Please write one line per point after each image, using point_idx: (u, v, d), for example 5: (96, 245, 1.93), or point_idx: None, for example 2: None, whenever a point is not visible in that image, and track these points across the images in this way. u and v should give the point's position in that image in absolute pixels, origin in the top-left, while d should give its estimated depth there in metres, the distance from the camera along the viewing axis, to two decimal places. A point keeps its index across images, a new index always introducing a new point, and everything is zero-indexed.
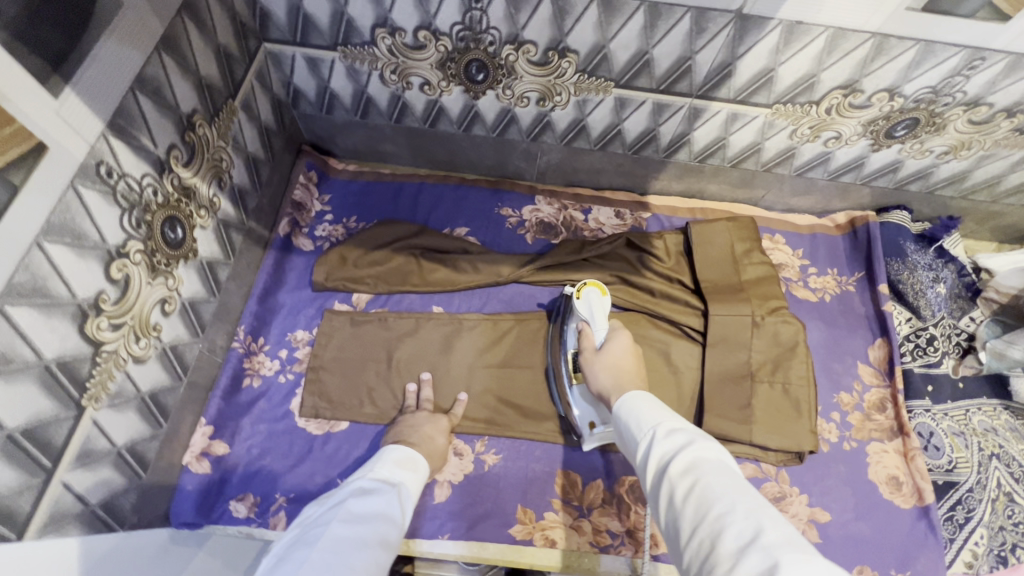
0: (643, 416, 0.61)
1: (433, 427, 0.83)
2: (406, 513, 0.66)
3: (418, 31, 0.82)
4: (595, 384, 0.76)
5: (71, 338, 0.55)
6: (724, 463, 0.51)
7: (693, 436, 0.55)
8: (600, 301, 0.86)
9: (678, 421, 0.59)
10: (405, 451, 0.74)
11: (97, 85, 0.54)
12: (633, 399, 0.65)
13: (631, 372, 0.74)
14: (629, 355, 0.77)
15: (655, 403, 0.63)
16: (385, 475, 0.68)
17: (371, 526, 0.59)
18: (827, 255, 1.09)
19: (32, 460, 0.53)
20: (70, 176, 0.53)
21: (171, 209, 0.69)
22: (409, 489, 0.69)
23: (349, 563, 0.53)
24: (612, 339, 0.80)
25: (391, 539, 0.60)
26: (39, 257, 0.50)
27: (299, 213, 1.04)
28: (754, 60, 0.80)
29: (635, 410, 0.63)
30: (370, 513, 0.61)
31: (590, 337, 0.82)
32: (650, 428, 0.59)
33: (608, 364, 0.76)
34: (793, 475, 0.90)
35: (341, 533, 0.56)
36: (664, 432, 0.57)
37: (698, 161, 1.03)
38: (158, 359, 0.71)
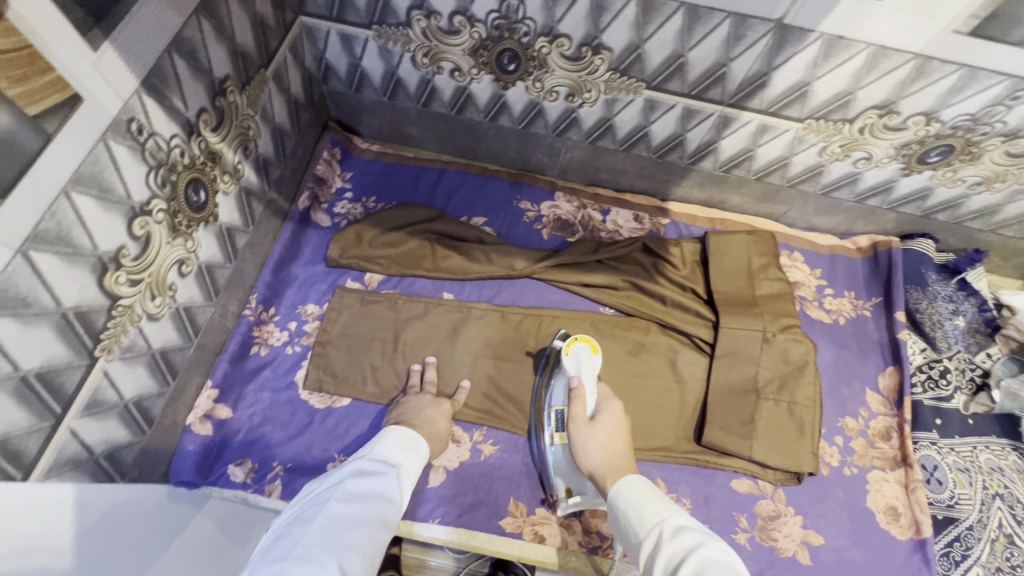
0: (648, 511, 0.62)
1: (435, 410, 0.84)
2: (405, 493, 0.67)
3: (454, 16, 0.81)
4: (588, 463, 0.75)
5: (89, 289, 0.56)
6: (730, 564, 0.52)
7: (702, 536, 0.55)
8: (589, 359, 0.87)
9: (682, 518, 0.60)
10: (405, 432, 0.74)
11: (135, 42, 0.55)
12: (632, 486, 0.67)
13: (623, 451, 0.76)
14: (619, 428, 0.79)
15: (656, 495, 0.65)
16: (385, 455, 0.69)
17: (369, 505, 0.60)
18: (845, 277, 1.07)
19: (43, 403, 0.54)
20: (102, 130, 0.53)
21: (196, 171, 0.69)
22: (409, 470, 0.70)
23: (346, 541, 0.54)
24: (605, 409, 0.81)
25: (388, 519, 0.61)
26: (65, 207, 0.51)
27: (319, 189, 1.05)
28: (790, 72, 0.79)
29: (637, 501, 0.64)
30: (368, 493, 0.62)
31: (582, 400, 0.81)
32: (655, 525, 0.60)
33: (603, 443, 0.76)
34: (790, 494, 0.89)
35: (339, 511, 0.57)
36: (671, 529, 0.58)
37: (723, 171, 1.02)
38: (171, 319, 0.72)
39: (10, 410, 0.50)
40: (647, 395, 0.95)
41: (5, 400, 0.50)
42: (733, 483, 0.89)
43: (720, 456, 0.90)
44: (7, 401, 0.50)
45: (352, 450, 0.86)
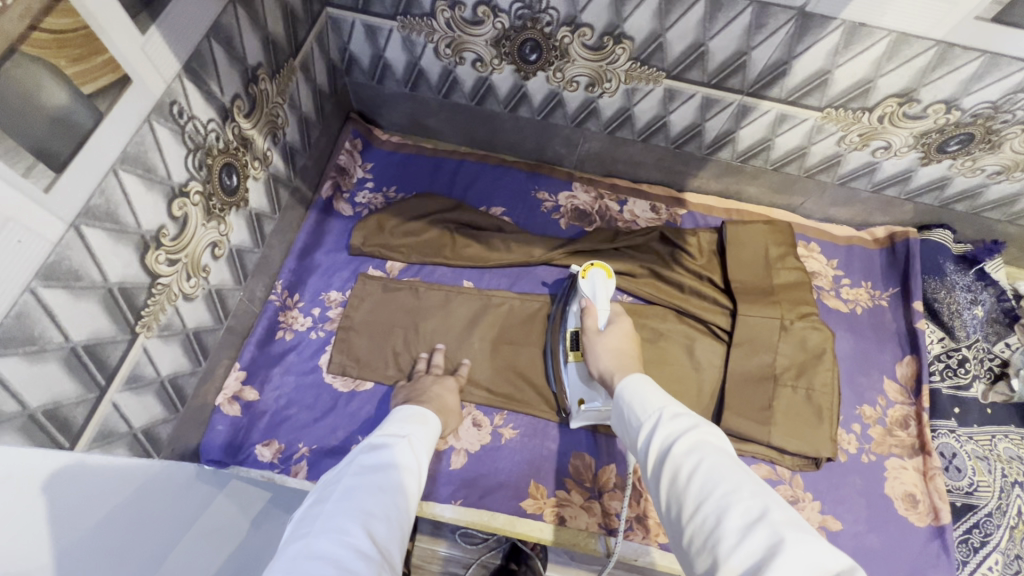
0: (647, 399, 0.61)
1: (441, 388, 0.85)
2: (422, 462, 0.66)
3: (478, 6, 0.83)
4: (596, 365, 0.79)
5: (133, 266, 0.58)
6: (725, 447, 0.52)
7: (698, 420, 0.55)
8: (604, 284, 0.88)
9: (680, 406, 0.59)
10: (414, 410, 0.74)
11: (178, 27, 0.56)
12: (636, 383, 0.65)
13: (631, 356, 0.78)
14: (629, 340, 0.80)
15: (655, 387, 0.64)
16: (395, 429, 0.68)
17: (387, 474, 0.59)
18: (862, 267, 1.07)
19: (89, 375, 0.56)
20: (146, 110, 0.55)
21: (230, 156, 0.71)
22: (421, 441, 0.69)
23: (367, 509, 0.53)
24: (616, 322, 0.83)
25: (410, 487, 0.60)
26: (113, 184, 0.53)
27: (342, 178, 1.07)
28: (811, 60, 0.79)
29: (640, 393, 0.63)
30: (384, 463, 0.60)
31: (594, 315, 0.85)
32: (653, 411, 0.59)
33: (610, 348, 0.78)
34: (808, 480, 0.90)
35: (355, 483, 0.56)
36: (669, 414, 0.57)
37: (741, 161, 1.03)
38: (204, 300, 0.74)
39: (61, 380, 0.52)
40: (664, 382, 0.96)
41: (58, 370, 0.52)
42: (751, 469, 0.90)
43: (738, 442, 0.91)
44: (59, 370, 0.52)
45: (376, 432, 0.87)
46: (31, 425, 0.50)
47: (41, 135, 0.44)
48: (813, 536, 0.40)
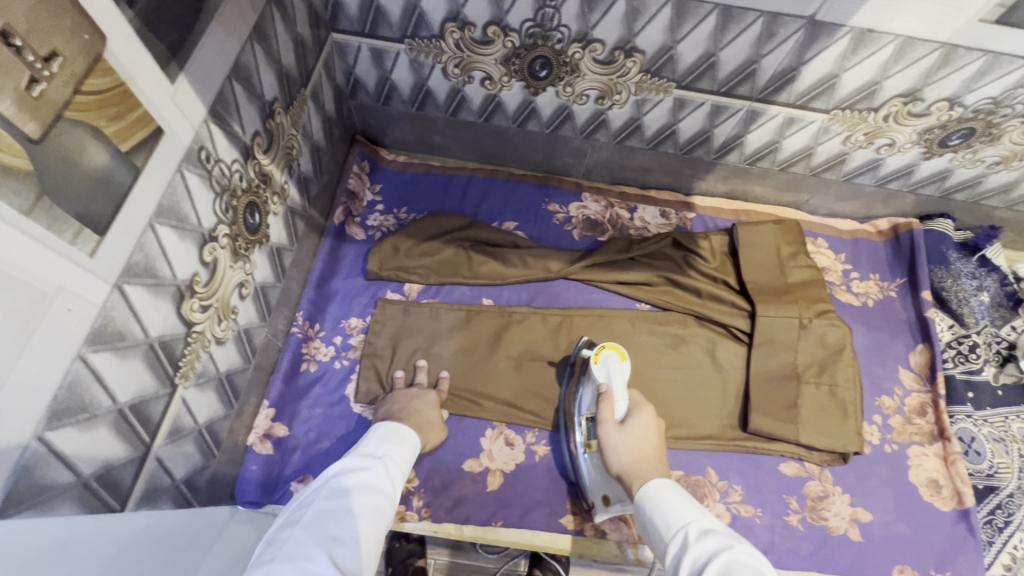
0: (672, 512, 0.62)
1: (423, 402, 0.86)
2: (396, 483, 0.68)
3: (488, 27, 0.82)
4: (615, 465, 0.75)
5: (171, 317, 0.57)
6: (756, 567, 0.52)
7: (727, 539, 0.55)
8: (619, 365, 0.85)
9: (708, 521, 0.60)
10: (391, 427, 0.76)
11: (203, 72, 0.55)
12: (659, 488, 0.67)
13: (651, 457, 0.74)
14: (651, 435, 0.76)
15: (683, 497, 0.65)
16: (371, 450, 0.70)
17: (356, 499, 0.61)
18: (869, 260, 1.10)
19: (135, 434, 0.54)
20: (177, 160, 0.54)
21: (252, 194, 0.70)
22: (397, 459, 0.71)
23: (333, 534, 0.55)
24: (635, 413, 0.79)
25: (381, 509, 0.62)
26: (151, 238, 0.52)
27: (352, 202, 1.06)
28: (819, 66, 0.81)
29: (664, 503, 0.64)
30: (355, 487, 0.62)
31: (611, 404, 0.80)
32: (680, 528, 0.60)
33: (630, 447, 0.75)
34: (836, 474, 0.92)
35: (325, 508, 0.58)
36: (696, 533, 0.58)
37: (748, 163, 1.05)
38: (234, 341, 0.72)
39: (110, 443, 0.51)
40: (689, 387, 0.97)
41: (107, 433, 0.50)
42: (781, 467, 0.92)
43: (767, 441, 0.93)
44: (108, 433, 0.50)
45: None
46: (82, 493, 0.48)
47: (86, 198, 0.43)
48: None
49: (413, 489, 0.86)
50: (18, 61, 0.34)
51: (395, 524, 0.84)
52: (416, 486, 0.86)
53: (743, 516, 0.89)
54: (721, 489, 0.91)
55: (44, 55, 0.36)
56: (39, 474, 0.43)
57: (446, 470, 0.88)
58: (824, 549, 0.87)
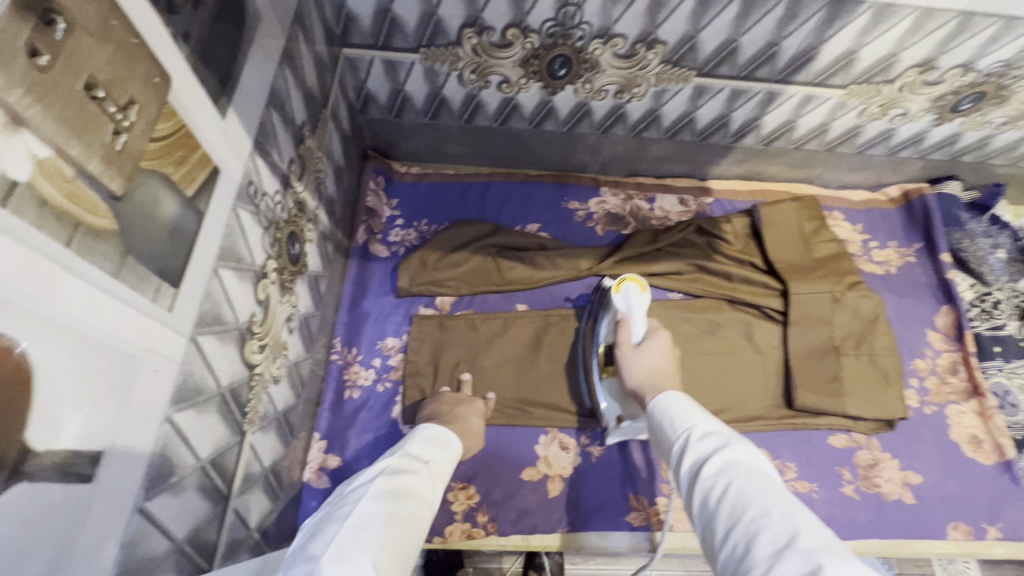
0: (675, 414, 0.59)
1: (470, 409, 0.83)
2: (436, 492, 0.63)
3: (507, 29, 0.81)
4: (629, 381, 0.74)
5: (237, 363, 0.55)
6: (760, 466, 0.48)
7: (726, 437, 0.52)
8: (639, 297, 0.87)
9: (711, 422, 0.56)
10: (437, 429, 0.73)
11: (247, 103, 0.53)
12: (667, 399, 0.63)
13: (669, 373, 0.72)
14: (667, 357, 0.75)
15: (685, 402, 0.61)
16: (416, 451, 0.66)
17: (401, 504, 0.55)
18: (885, 228, 1.12)
19: (217, 489, 0.52)
20: (232, 199, 0.51)
21: (292, 224, 0.68)
22: (440, 466, 0.67)
23: (379, 541, 0.49)
24: (651, 337, 0.78)
25: (421, 519, 0.56)
26: (217, 284, 0.49)
27: (373, 220, 1.04)
28: (839, 44, 0.82)
29: (667, 407, 0.61)
30: (399, 491, 0.57)
31: (628, 329, 0.81)
32: (682, 430, 0.56)
33: (647, 363, 0.73)
34: (883, 441, 0.94)
35: (372, 510, 0.52)
36: (698, 432, 0.54)
37: (765, 144, 1.06)
38: (287, 377, 0.70)
39: (198, 502, 0.49)
40: (731, 370, 0.98)
41: (193, 493, 0.48)
42: (830, 441, 0.94)
43: (814, 417, 0.94)
44: (195, 493, 0.48)
45: (467, 474, 0.87)
46: (179, 559, 0.46)
47: (162, 250, 0.40)
48: (849, 563, 0.36)
49: (475, 505, 0.85)
50: (102, 114, 0.32)
51: (462, 542, 0.83)
52: (478, 501, 0.85)
53: (801, 493, 0.90)
54: (775, 468, 0.92)
55: (122, 104, 0.33)
56: (142, 546, 0.41)
57: (504, 482, 0.87)
58: (881, 516, 0.89)
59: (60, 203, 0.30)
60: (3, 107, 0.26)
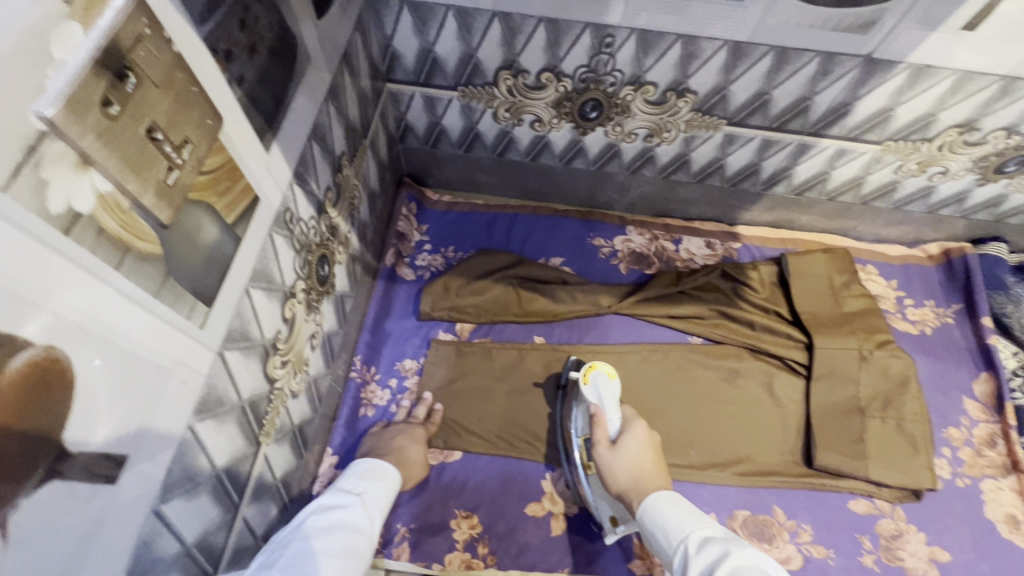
0: (671, 524, 0.63)
1: (407, 438, 0.85)
2: (374, 522, 0.66)
3: (542, 73, 0.84)
4: (616, 486, 0.75)
5: (259, 378, 0.58)
6: (761, 567, 0.53)
7: (726, 545, 0.56)
8: (608, 384, 0.82)
9: (706, 529, 0.60)
10: (370, 462, 0.74)
11: (291, 137, 0.57)
12: (657, 502, 0.67)
13: (650, 470, 0.74)
14: (646, 450, 0.76)
15: (679, 507, 0.66)
16: (349, 487, 0.68)
17: (335, 538, 0.59)
18: (922, 286, 1.08)
19: (228, 496, 0.55)
20: (269, 224, 0.55)
21: (324, 247, 0.72)
22: (376, 496, 0.69)
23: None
24: (628, 431, 0.78)
25: (358, 549, 0.60)
26: (247, 302, 0.53)
27: (402, 244, 1.08)
28: (874, 101, 0.81)
29: (660, 516, 0.65)
30: (332, 525, 0.61)
31: (604, 426, 0.80)
32: (680, 541, 0.60)
33: (628, 465, 0.74)
34: (909, 512, 0.89)
35: (305, 549, 0.56)
36: (696, 544, 0.59)
37: (796, 194, 1.05)
38: (306, 392, 0.73)
39: (208, 508, 0.51)
40: (748, 421, 0.95)
41: (206, 499, 0.51)
42: (851, 505, 0.90)
43: (834, 478, 0.90)
44: (207, 499, 0.51)
45: (471, 503, 0.87)
46: (186, 561, 0.49)
47: (199, 272, 0.44)
48: None
49: (477, 535, 0.85)
50: (159, 153, 0.36)
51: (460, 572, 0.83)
52: (480, 532, 0.85)
53: (816, 557, 0.86)
54: (790, 529, 0.88)
55: (178, 143, 0.37)
56: (153, 546, 0.43)
57: (508, 514, 0.86)
58: None
59: (115, 230, 0.34)
60: (75, 149, 0.30)
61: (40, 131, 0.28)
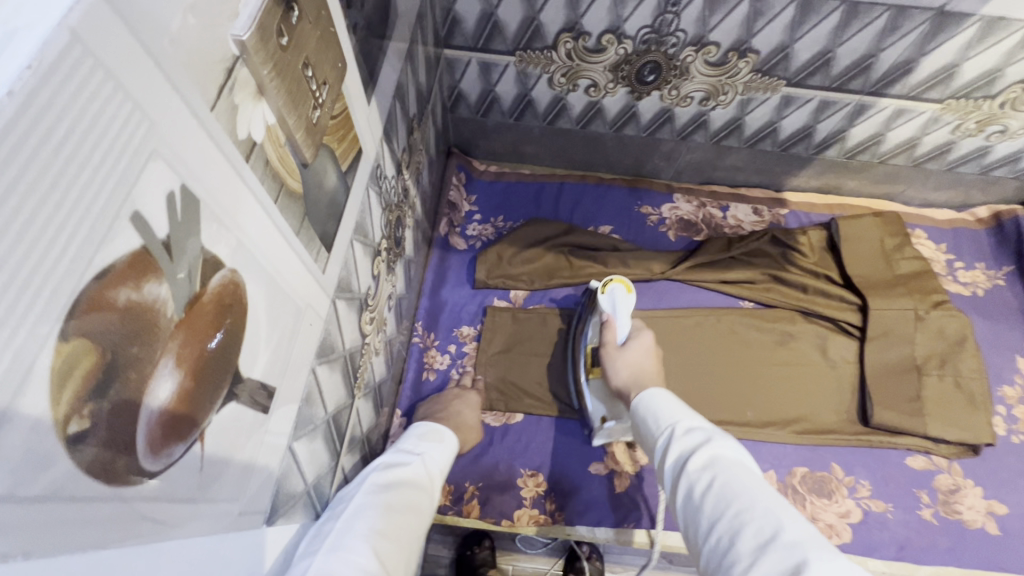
0: (661, 412, 0.59)
1: (463, 403, 0.87)
2: (435, 484, 0.63)
3: (603, 35, 0.84)
4: (615, 379, 0.76)
5: (356, 330, 0.59)
6: (742, 460, 0.50)
7: (713, 433, 0.53)
8: (624, 298, 0.86)
9: (695, 418, 0.57)
10: (429, 424, 0.70)
11: (382, 94, 0.58)
12: (650, 395, 0.63)
13: (653, 370, 0.74)
14: (651, 356, 0.77)
15: (671, 399, 0.61)
16: (409, 446, 0.65)
17: (398, 494, 0.56)
18: (972, 249, 1.08)
19: (334, 444, 0.57)
20: (367, 179, 0.56)
21: (399, 208, 0.73)
22: (436, 460, 0.65)
23: (376, 529, 0.51)
24: (636, 337, 0.80)
25: (420, 507, 0.57)
26: (352, 255, 0.54)
27: (453, 214, 1.09)
28: (940, 57, 0.81)
29: (653, 405, 0.61)
30: (396, 482, 0.58)
31: (614, 330, 0.82)
32: (667, 425, 0.57)
33: (632, 362, 0.76)
34: (966, 467, 0.91)
35: (364, 504, 0.54)
36: (683, 430, 0.55)
37: (847, 157, 1.05)
38: (384, 352, 0.75)
39: (322, 453, 0.53)
40: (804, 382, 0.96)
41: (321, 443, 0.53)
42: (908, 462, 0.91)
43: (891, 435, 0.92)
44: (322, 443, 0.53)
45: (536, 463, 0.89)
46: (306, 500, 0.51)
47: (323, 219, 0.45)
48: (828, 555, 0.39)
49: (544, 493, 0.87)
50: (309, 91, 0.37)
51: (529, 527, 0.85)
52: (546, 490, 0.87)
53: (875, 512, 0.88)
54: (848, 485, 0.90)
55: (320, 81, 0.38)
56: (288, 481, 0.45)
57: (571, 473, 0.88)
58: (963, 544, 0.85)
59: (275, 163, 0.35)
60: (256, 78, 0.31)
61: (233, 56, 0.29)
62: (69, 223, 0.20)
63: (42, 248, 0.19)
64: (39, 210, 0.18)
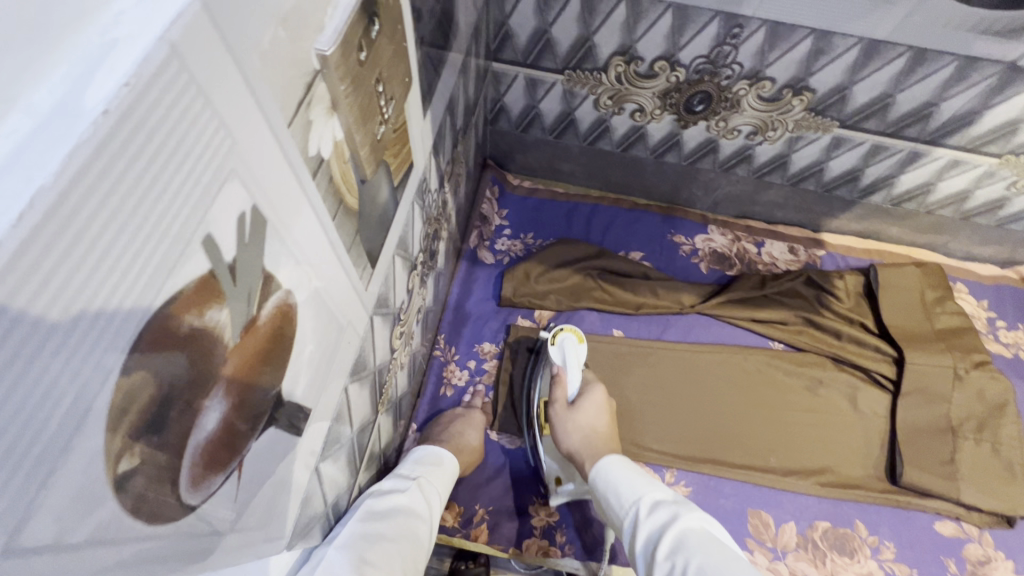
0: (623, 487, 0.61)
1: (465, 422, 0.86)
2: (432, 511, 0.60)
3: (656, 62, 0.82)
4: (565, 443, 0.78)
5: (386, 346, 0.58)
6: (707, 531, 0.52)
7: (677, 509, 0.55)
8: (575, 348, 0.86)
9: (657, 489, 0.59)
10: (429, 449, 0.68)
11: (436, 107, 0.57)
12: (608, 464, 0.65)
13: (603, 433, 0.77)
14: (602, 413, 0.80)
15: (633, 468, 0.63)
16: (406, 471, 0.63)
17: (392, 524, 0.53)
18: (1015, 308, 1.05)
19: (355, 462, 0.55)
20: (414, 193, 0.55)
21: (437, 221, 0.72)
22: (436, 484, 0.63)
23: (369, 561, 0.48)
24: (586, 393, 0.82)
25: (418, 537, 0.55)
26: (393, 270, 0.53)
27: (483, 227, 1.07)
28: (1005, 111, 0.78)
29: (614, 477, 0.63)
30: (389, 510, 0.55)
31: (563, 386, 0.84)
32: (632, 504, 0.58)
33: (581, 423, 0.78)
34: (997, 538, 0.86)
35: (358, 531, 0.51)
36: (647, 508, 0.57)
37: (893, 204, 1.02)
38: (408, 365, 0.73)
39: (342, 473, 0.51)
40: (832, 432, 0.93)
41: (343, 463, 0.51)
42: (936, 527, 0.87)
43: (920, 497, 0.88)
44: (343, 464, 0.51)
45: (550, 492, 0.86)
46: (323, 520, 0.49)
47: (373, 235, 0.43)
48: None
49: (555, 523, 0.84)
50: (377, 107, 0.36)
51: (537, 558, 0.82)
52: (557, 521, 0.84)
53: None
54: (872, 545, 0.86)
55: (388, 97, 0.37)
56: (310, 503, 0.44)
57: (585, 506, 0.85)
58: None
59: (338, 180, 0.33)
60: (332, 93, 0.29)
61: (314, 70, 0.27)
62: (144, 251, 0.18)
63: (114, 278, 0.17)
64: (117, 236, 0.17)
